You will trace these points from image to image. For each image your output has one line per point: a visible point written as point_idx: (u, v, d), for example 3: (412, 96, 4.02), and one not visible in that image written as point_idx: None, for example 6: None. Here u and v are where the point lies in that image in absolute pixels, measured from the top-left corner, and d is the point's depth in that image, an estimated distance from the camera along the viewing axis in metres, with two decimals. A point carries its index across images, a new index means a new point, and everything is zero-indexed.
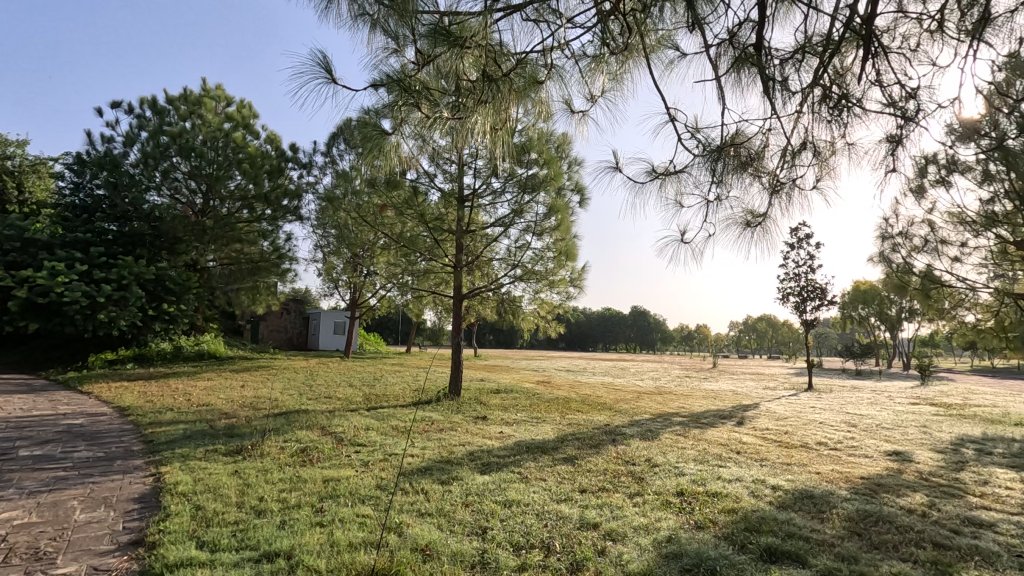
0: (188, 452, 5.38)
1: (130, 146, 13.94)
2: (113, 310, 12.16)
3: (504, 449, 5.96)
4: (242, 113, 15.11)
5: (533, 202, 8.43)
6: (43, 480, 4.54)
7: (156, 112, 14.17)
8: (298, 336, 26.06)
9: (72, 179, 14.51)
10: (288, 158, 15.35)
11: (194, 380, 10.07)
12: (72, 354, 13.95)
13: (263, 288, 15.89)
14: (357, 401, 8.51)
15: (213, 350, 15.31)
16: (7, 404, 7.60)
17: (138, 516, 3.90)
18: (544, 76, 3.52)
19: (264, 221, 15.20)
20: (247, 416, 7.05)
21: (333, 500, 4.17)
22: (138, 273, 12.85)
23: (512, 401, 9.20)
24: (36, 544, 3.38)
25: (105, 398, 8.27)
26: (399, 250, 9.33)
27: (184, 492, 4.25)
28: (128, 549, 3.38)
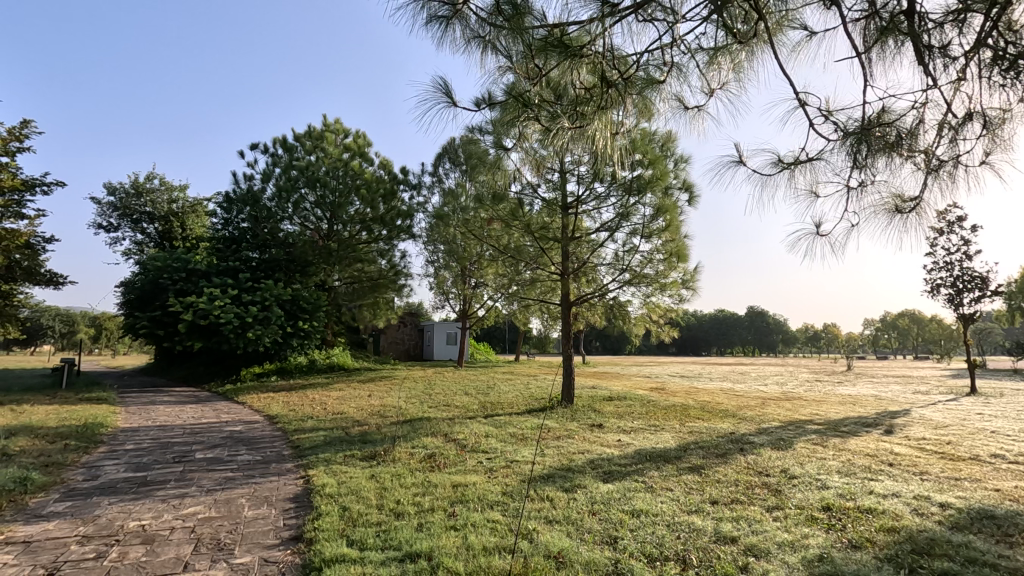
0: (330, 456, 5.88)
1: (266, 182, 15.63)
2: (259, 328, 13.63)
3: (625, 457, 5.84)
4: (358, 143, 16.39)
5: (640, 204, 8.24)
6: (216, 480, 5.18)
7: (286, 150, 15.80)
8: (415, 347, 27.56)
9: (222, 216, 16.58)
10: (400, 180, 16.32)
11: (328, 390, 10.98)
12: (227, 369, 15.84)
13: (382, 303, 17.01)
14: (474, 409, 8.78)
15: (341, 363, 16.59)
16: (182, 414, 8.79)
17: (295, 514, 4.31)
18: (663, 76, 3.46)
19: (381, 242, 16.28)
20: (377, 424, 7.56)
21: (464, 505, 4.33)
22: (278, 295, 14.34)
23: (627, 409, 9.00)
24: (218, 536, 3.86)
25: (257, 407, 9.30)
26: (507, 261, 9.54)
27: (331, 493, 4.63)
28: (290, 545, 3.74)
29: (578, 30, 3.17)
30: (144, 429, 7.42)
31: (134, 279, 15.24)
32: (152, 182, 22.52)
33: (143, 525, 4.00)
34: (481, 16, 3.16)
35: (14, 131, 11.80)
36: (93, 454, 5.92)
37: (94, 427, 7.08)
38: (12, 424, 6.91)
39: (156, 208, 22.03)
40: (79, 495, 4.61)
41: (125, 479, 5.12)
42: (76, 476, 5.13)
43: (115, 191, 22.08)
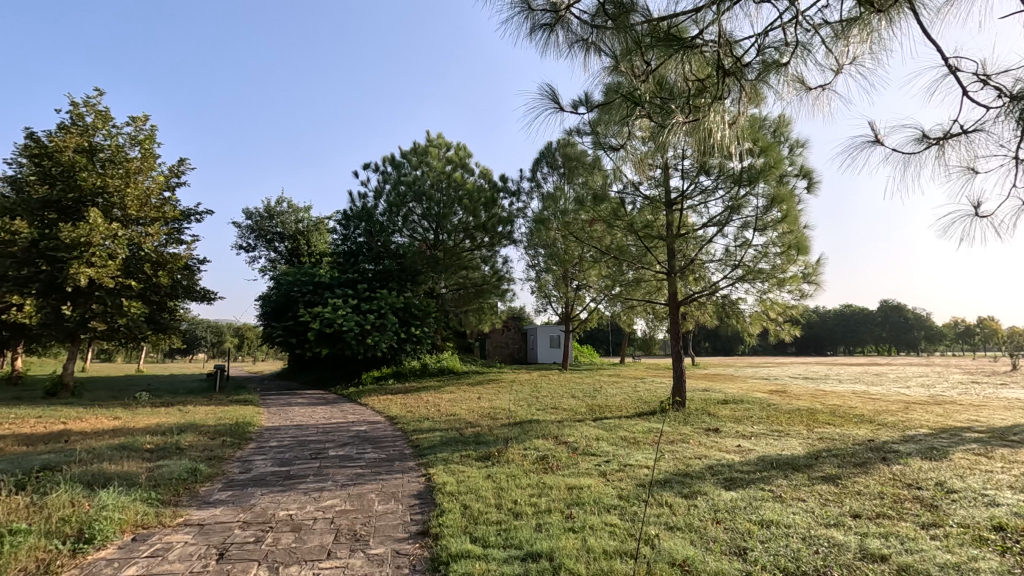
0: (448, 456, 6.15)
1: (378, 198, 16.74)
2: (376, 335, 14.55)
3: (747, 464, 5.51)
4: (459, 155, 16.99)
5: (751, 195, 7.76)
6: (348, 476, 5.62)
7: (395, 167, 16.79)
8: (518, 351, 28.03)
9: (341, 232, 18.04)
10: (500, 188, 16.66)
11: (440, 393, 11.44)
12: (350, 373, 17.13)
13: (487, 308, 17.47)
14: (582, 412, 8.74)
15: (451, 366, 17.25)
16: (314, 414, 9.64)
17: (420, 510, 4.56)
18: (784, 57, 3.25)
19: (483, 249, 16.72)
20: (488, 425, 7.78)
21: (580, 507, 4.33)
22: (392, 303, 15.29)
23: (745, 413, 8.47)
24: (354, 528, 4.18)
25: (378, 409, 9.95)
26: (610, 262, 9.39)
27: (452, 491, 4.85)
28: (418, 538, 3.96)
29: (686, 22, 3.11)
30: (285, 427, 8.24)
31: (269, 292, 16.99)
32: (282, 205, 24.99)
33: (291, 514, 4.45)
34: (584, 19, 3.21)
35: (173, 168, 13.66)
36: (245, 450, 6.67)
37: (245, 426, 7.96)
38: (182, 422, 7.99)
39: (285, 228, 24.40)
40: (237, 485, 5.22)
41: (273, 472, 5.71)
42: (233, 469, 5.81)
43: (252, 215, 24.78)
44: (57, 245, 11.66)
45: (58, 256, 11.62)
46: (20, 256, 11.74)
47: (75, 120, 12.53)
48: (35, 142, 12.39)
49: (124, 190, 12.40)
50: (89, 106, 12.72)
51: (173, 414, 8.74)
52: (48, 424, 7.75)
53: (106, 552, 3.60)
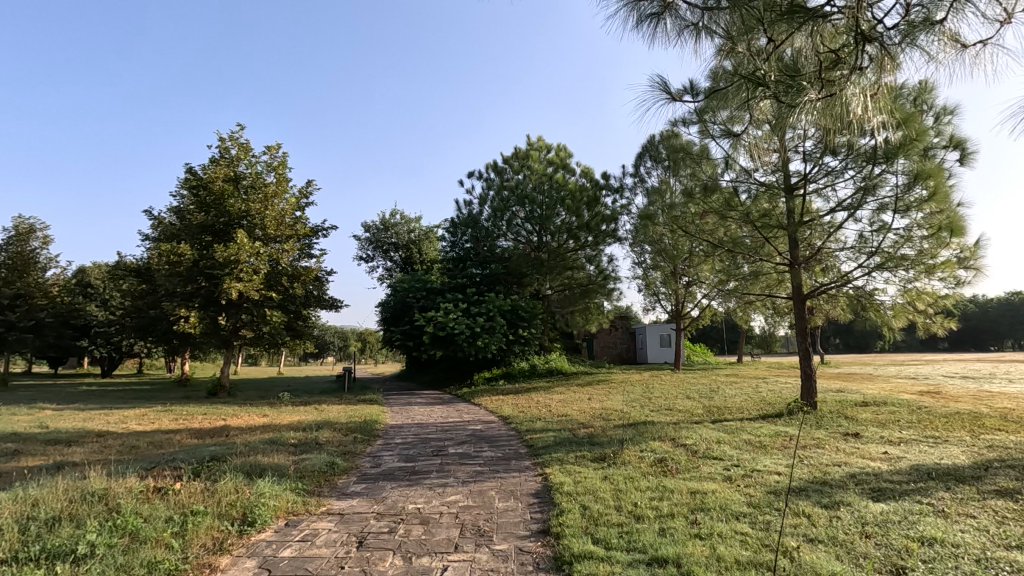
0: (563, 456, 6.17)
1: (483, 205, 17.28)
2: (486, 337, 15.00)
3: (897, 473, 4.93)
4: (560, 156, 17.01)
5: (889, 172, 6.96)
6: (468, 472, 5.84)
7: (497, 173, 17.23)
8: (627, 351, 27.43)
9: (449, 239, 18.85)
10: (602, 186, 16.43)
11: (550, 394, 11.51)
12: (463, 374, 17.81)
13: (593, 308, 17.31)
14: (699, 413, 8.35)
15: (560, 367, 17.27)
16: (433, 413, 10.14)
17: (540, 509, 4.62)
18: (938, 14, 2.89)
19: (587, 249, 16.57)
20: (602, 426, 7.71)
21: (705, 512, 4.13)
22: (500, 306, 15.68)
23: (890, 416, 7.58)
24: (478, 523, 4.34)
25: (491, 409, 10.24)
26: (723, 256, 8.88)
27: (569, 492, 4.85)
28: (540, 537, 4.01)
29: None
30: (407, 426, 8.74)
31: (387, 299, 18.18)
32: (395, 217, 26.64)
33: (419, 508, 4.71)
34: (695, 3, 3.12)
35: (302, 189, 15.09)
36: (374, 446, 7.18)
37: (372, 423, 8.58)
38: (319, 419, 8.78)
39: (399, 239, 26.00)
40: (370, 478, 5.64)
41: (400, 468, 6.08)
42: (365, 463, 6.28)
43: (370, 228, 26.65)
44: (213, 264, 13.35)
45: (214, 273, 13.33)
46: (185, 274, 13.60)
47: (223, 154, 14.27)
48: (193, 175, 14.29)
49: (264, 212, 13.93)
50: (233, 140, 14.43)
51: (310, 413, 9.64)
52: (212, 420, 8.90)
53: (265, 534, 4.05)
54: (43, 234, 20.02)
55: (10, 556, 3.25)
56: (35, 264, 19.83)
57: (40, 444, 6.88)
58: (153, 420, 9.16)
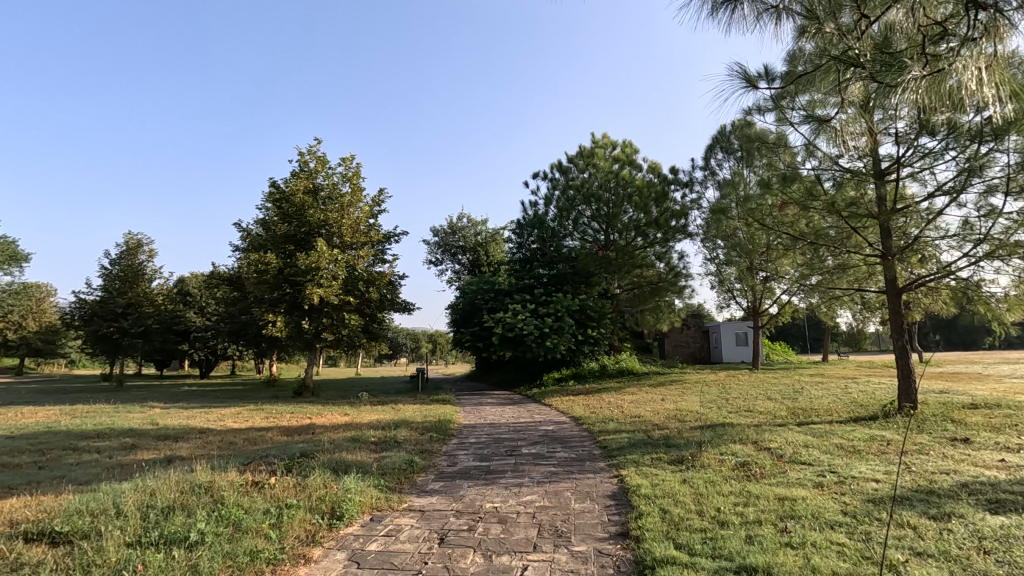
0: (639, 458, 6.05)
1: (549, 205, 17.31)
2: (555, 337, 14.99)
3: (1018, 483, 4.46)
4: (625, 152, 16.69)
5: (998, 151, 6.31)
6: (543, 473, 5.85)
7: (562, 173, 17.19)
8: (700, 350, 26.47)
9: (516, 241, 19.03)
10: (670, 180, 15.97)
11: (622, 394, 11.34)
12: (532, 375, 17.90)
13: (664, 306, 16.88)
14: (783, 415, 7.93)
15: (630, 367, 16.93)
16: (505, 413, 10.26)
17: (617, 511, 4.55)
18: None
19: (656, 246, 16.17)
20: (678, 428, 7.50)
21: (796, 520, 3.91)
22: (568, 306, 15.64)
23: (1006, 420, 6.86)
24: (555, 524, 4.33)
25: (562, 409, 10.22)
26: (806, 249, 8.40)
27: (647, 495, 4.75)
28: (619, 540, 3.95)
29: None
30: (480, 426, 8.88)
31: (457, 301, 18.58)
32: (462, 221, 27.16)
33: (496, 507, 4.77)
34: None
35: (374, 197, 15.71)
36: (450, 445, 7.36)
37: (446, 423, 8.79)
38: (396, 418, 9.11)
39: (467, 242, 26.48)
40: (447, 477, 5.78)
41: (475, 467, 6.19)
42: (442, 461, 6.45)
43: (438, 232, 27.32)
44: (296, 271, 14.18)
45: (297, 280, 14.16)
46: (271, 281, 14.52)
47: (302, 167, 15.13)
48: (277, 188, 15.25)
49: (340, 221, 14.65)
50: (311, 154, 15.25)
51: (388, 412, 10.00)
52: (300, 418, 9.45)
53: (352, 528, 4.25)
54: (149, 249, 22.02)
55: (134, 540, 3.60)
56: (143, 276, 21.86)
57: (153, 439, 7.57)
58: (247, 418, 9.85)
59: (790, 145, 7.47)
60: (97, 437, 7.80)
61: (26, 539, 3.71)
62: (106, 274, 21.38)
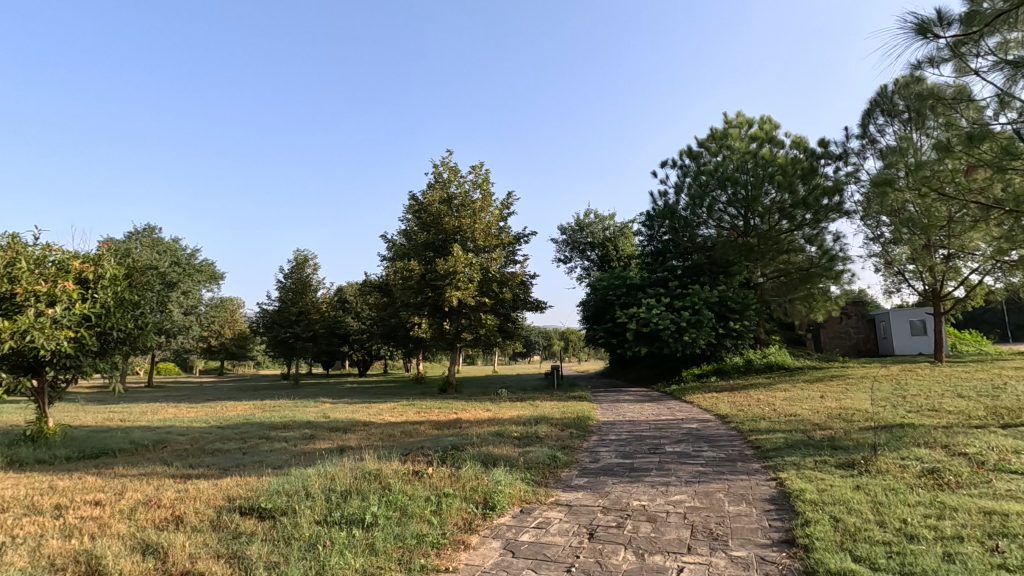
0: (799, 460, 5.55)
1: (680, 193, 16.58)
2: (694, 331, 14.33)
3: None
4: (764, 129, 15.33)
5: None
6: (691, 472, 5.61)
7: (693, 158, 16.38)
8: (866, 342, 23.50)
9: (647, 233, 18.55)
10: (819, 155, 14.36)
11: (773, 391, 10.48)
12: (671, 371, 17.29)
13: (818, 294, 15.31)
14: (981, 415, 6.77)
15: (781, 362, 15.57)
16: (644, 410, 10.02)
17: (779, 517, 4.23)
18: None
19: (805, 228, 14.62)
20: (845, 428, 6.74)
21: (1011, 539, 3.32)
22: (706, 298, 14.84)
23: None
24: (710, 526, 4.13)
25: (706, 406, 9.71)
26: (1003, 219, 7.07)
27: (814, 501, 4.33)
28: (784, 547, 3.66)
29: None
30: (620, 423, 8.77)
31: (587, 298, 18.51)
32: (589, 217, 26.99)
33: (644, 505, 4.68)
34: None
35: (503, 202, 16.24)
36: (590, 442, 7.37)
37: (585, 419, 8.80)
38: (535, 414, 9.32)
39: (595, 238, 26.29)
40: (591, 473, 5.79)
41: (619, 464, 6.13)
42: (584, 458, 6.48)
43: (566, 230, 27.45)
44: (436, 276, 15.16)
45: (438, 284, 15.10)
46: (415, 286, 15.63)
47: (437, 178, 16.15)
48: (416, 200, 16.44)
49: (474, 226, 15.38)
50: (444, 165, 16.19)
51: (527, 408, 10.28)
52: (447, 413, 10.08)
53: (504, 518, 4.45)
54: (313, 262, 24.95)
55: (322, 519, 4.12)
56: (309, 287, 24.84)
57: (326, 430, 8.58)
58: (402, 412, 10.74)
59: (975, 97, 6.41)
60: (283, 428, 9.04)
61: (241, 512, 4.42)
62: (281, 287, 24.68)
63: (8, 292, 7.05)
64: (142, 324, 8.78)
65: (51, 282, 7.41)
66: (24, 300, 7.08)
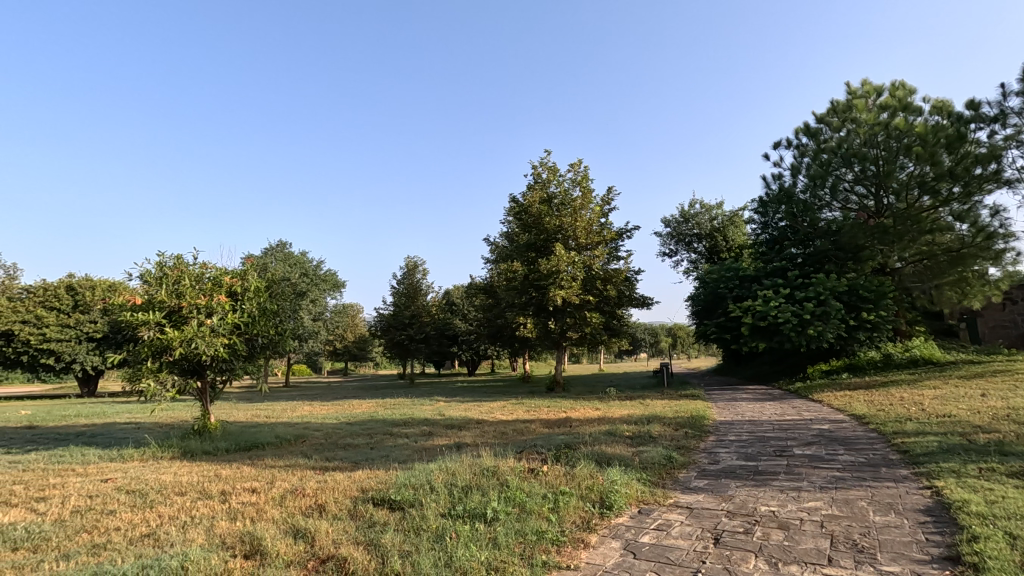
0: (958, 467, 4.90)
1: (797, 175, 15.35)
2: (819, 324, 13.18)
3: None
4: (897, 96, 13.65)
5: None
6: (826, 478, 5.16)
7: (812, 136, 15.08)
8: None
9: (761, 220, 17.43)
10: (968, 118, 12.56)
11: (919, 389, 9.34)
12: (793, 368, 16.11)
13: (972, 278, 13.44)
14: None
15: (928, 356, 13.78)
16: (766, 410, 9.38)
17: (938, 530, 3.77)
18: None
19: (954, 203, 12.83)
20: (1016, 432, 5.83)
21: None
22: (832, 287, 13.57)
23: None
24: (853, 537, 3.78)
25: (838, 406, 8.89)
26: None
27: (982, 514, 3.80)
28: (947, 565, 3.26)
29: None
30: (739, 423, 8.28)
31: (697, 292, 17.72)
32: (695, 207, 25.79)
33: (774, 511, 4.39)
34: None
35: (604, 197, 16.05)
36: (708, 442, 7.04)
37: (701, 419, 8.44)
38: (647, 413, 9.09)
39: (702, 228, 25.07)
40: (711, 475, 5.53)
41: (742, 466, 5.81)
42: (703, 459, 6.20)
43: (670, 223, 26.48)
44: (540, 276, 15.31)
45: (541, 284, 15.24)
46: (519, 287, 15.91)
47: (536, 179, 16.32)
48: (517, 202, 16.73)
49: (575, 224, 15.36)
50: (543, 166, 16.33)
51: (638, 407, 10.08)
52: (557, 412, 10.16)
53: (623, 519, 4.39)
54: (422, 268, 26.29)
55: (446, 511, 4.33)
56: (420, 292, 26.26)
57: (443, 428, 9.01)
58: (512, 411, 10.98)
59: None
60: (404, 425, 9.64)
61: (374, 502, 4.77)
62: (395, 292, 26.31)
63: (177, 306, 8.34)
64: (281, 331, 9.71)
65: (208, 296, 8.57)
66: (189, 312, 8.31)
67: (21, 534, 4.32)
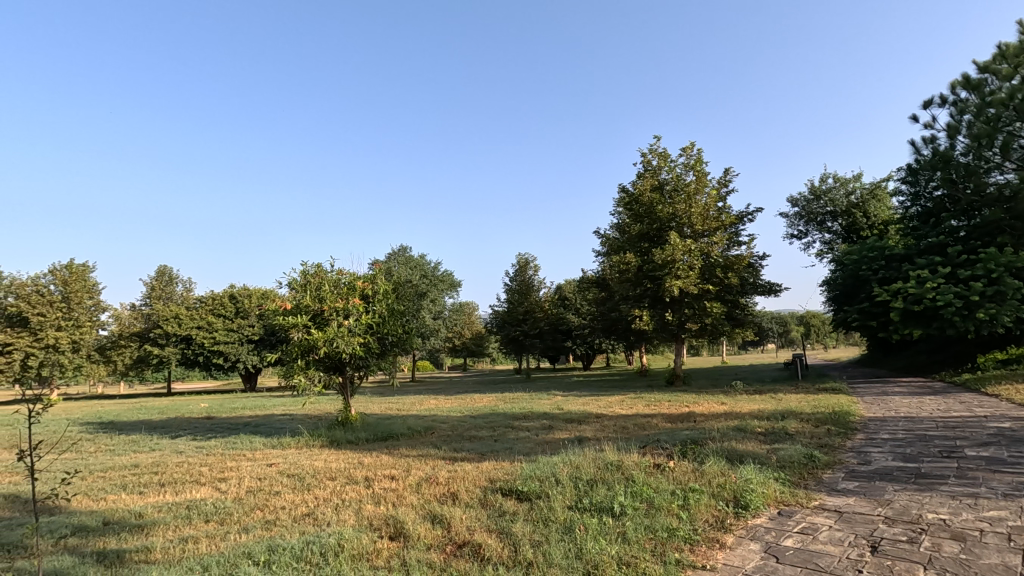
0: None
1: (956, 135, 13.30)
2: (991, 307, 11.42)
3: None
4: None
5: None
6: (1011, 484, 4.44)
7: (973, 88, 12.98)
8: None
9: (911, 190, 15.42)
10: None
11: None
12: (958, 357, 14.17)
13: None
14: None
15: None
16: (926, 405, 8.29)
17: None
18: None
19: None
20: None
21: None
22: (1008, 262, 11.62)
23: None
24: None
25: (1021, 401, 7.61)
26: None
27: None
28: None
29: None
30: (893, 419, 7.41)
31: (833, 275, 16.15)
32: (827, 182, 23.46)
33: (945, 519, 3.87)
34: None
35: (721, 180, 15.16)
36: (856, 441, 6.38)
37: (846, 415, 7.67)
38: (781, 409, 8.46)
39: (836, 205, 22.73)
40: (863, 476, 5.01)
41: (900, 468, 5.19)
42: (851, 459, 5.64)
43: (798, 202, 24.35)
44: (654, 267, 14.84)
45: (656, 275, 14.79)
46: (633, 279, 15.55)
47: (646, 167, 15.82)
48: (626, 192, 16.33)
49: (690, 211, 14.69)
50: (653, 152, 15.77)
51: (769, 401, 9.40)
52: (680, 407, 9.79)
53: (761, 520, 4.13)
54: (533, 265, 26.72)
55: (573, 504, 4.38)
56: (533, 288, 26.69)
57: (563, 422, 9.09)
58: (632, 405, 10.78)
59: None
60: (524, 418, 9.87)
61: (502, 492, 4.95)
62: (509, 289, 27.01)
63: (320, 309, 9.27)
64: (408, 330, 10.40)
65: (345, 299, 9.42)
66: (330, 315, 9.20)
67: (211, 508, 5.08)
